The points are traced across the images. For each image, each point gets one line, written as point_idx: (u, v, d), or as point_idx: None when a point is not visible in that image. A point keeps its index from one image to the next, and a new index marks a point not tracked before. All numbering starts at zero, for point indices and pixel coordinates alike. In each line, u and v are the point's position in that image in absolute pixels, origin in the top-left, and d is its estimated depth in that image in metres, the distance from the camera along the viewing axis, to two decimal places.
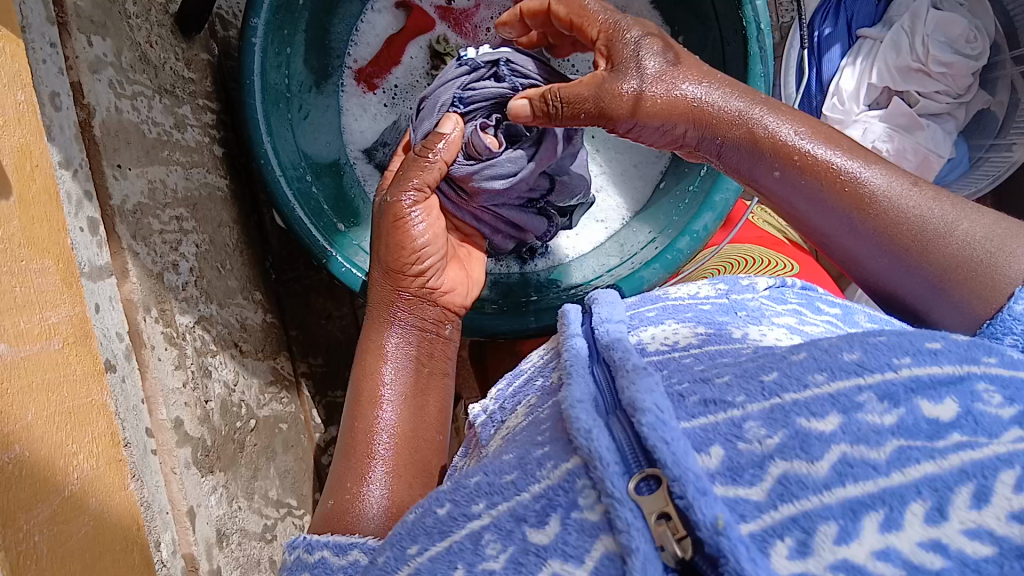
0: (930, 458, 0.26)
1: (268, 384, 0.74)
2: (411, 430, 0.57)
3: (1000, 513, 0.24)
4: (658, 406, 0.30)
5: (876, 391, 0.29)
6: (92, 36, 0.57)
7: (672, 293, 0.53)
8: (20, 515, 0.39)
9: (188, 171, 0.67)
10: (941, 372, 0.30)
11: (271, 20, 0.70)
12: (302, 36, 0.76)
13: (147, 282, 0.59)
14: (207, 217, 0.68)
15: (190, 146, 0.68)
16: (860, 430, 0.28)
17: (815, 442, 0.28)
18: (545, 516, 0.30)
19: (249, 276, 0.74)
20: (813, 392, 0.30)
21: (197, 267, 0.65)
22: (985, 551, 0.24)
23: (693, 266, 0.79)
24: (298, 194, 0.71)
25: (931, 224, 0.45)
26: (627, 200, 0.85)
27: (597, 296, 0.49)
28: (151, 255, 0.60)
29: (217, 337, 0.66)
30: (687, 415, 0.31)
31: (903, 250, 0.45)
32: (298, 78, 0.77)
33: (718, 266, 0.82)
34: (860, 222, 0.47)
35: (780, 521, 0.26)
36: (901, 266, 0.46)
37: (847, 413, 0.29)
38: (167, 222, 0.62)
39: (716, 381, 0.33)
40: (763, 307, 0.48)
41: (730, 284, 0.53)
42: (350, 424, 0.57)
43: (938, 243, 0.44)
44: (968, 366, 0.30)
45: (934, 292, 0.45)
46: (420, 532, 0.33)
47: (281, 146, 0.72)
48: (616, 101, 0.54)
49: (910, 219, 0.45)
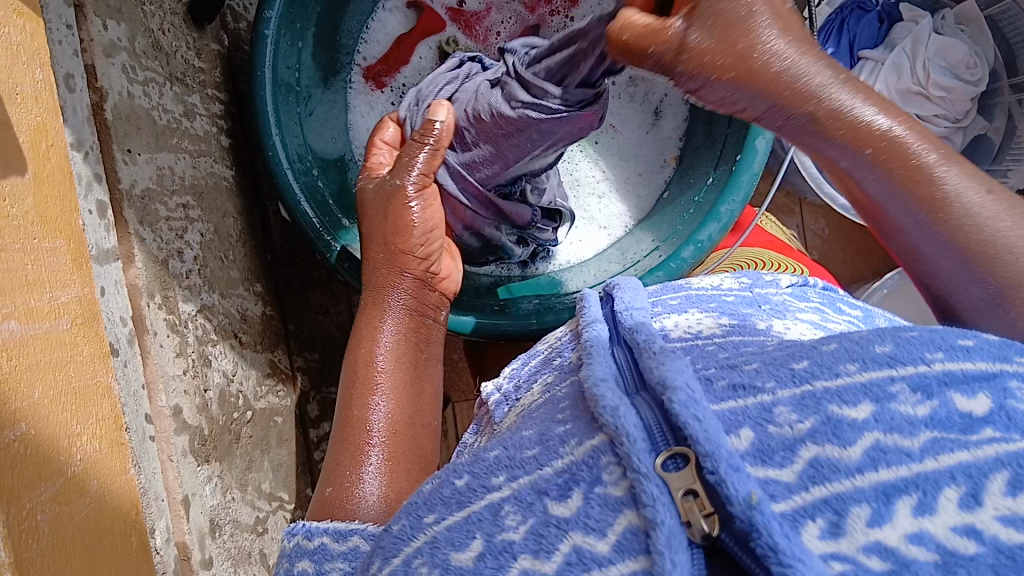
0: (965, 447, 0.28)
1: (266, 376, 0.73)
2: (409, 417, 0.57)
3: None
4: (688, 386, 0.32)
5: (907, 383, 0.31)
6: (108, 21, 0.58)
7: (694, 283, 0.58)
8: (25, 493, 0.39)
9: (196, 160, 0.66)
10: (974, 368, 0.31)
11: (284, 15, 0.70)
12: (314, 33, 0.77)
13: (152, 267, 0.59)
14: (212, 206, 0.68)
15: (199, 135, 0.68)
16: (892, 418, 0.29)
17: (847, 428, 0.29)
18: (567, 490, 0.30)
19: (250, 267, 0.74)
20: (843, 380, 0.31)
21: (201, 256, 0.65)
22: (1019, 539, 0.25)
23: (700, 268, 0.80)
24: (304, 188, 0.71)
25: (1000, 235, 0.40)
26: (630, 208, 0.85)
27: (619, 282, 0.53)
28: (158, 241, 0.60)
29: (218, 326, 0.66)
30: (715, 398, 0.32)
31: (969, 258, 0.40)
32: (308, 72, 0.77)
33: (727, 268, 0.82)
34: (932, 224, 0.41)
35: (811, 501, 0.27)
36: (968, 274, 0.41)
37: (880, 404, 0.30)
38: (174, 209, 0.62)
39: (745, 370, 0.34)
40: (787, 302, 0.53)
41: (752, 279, 0.58)
42: (345, 410, 0.56)
43: (1003, 257, 0.40)
44: (1000, 364, 0.32)
45: (995, 306, 0.40)
46: (437, 502, 0.34)
47: (289, 140, 0.72)
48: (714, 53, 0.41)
49: (975, 227, 0.40)
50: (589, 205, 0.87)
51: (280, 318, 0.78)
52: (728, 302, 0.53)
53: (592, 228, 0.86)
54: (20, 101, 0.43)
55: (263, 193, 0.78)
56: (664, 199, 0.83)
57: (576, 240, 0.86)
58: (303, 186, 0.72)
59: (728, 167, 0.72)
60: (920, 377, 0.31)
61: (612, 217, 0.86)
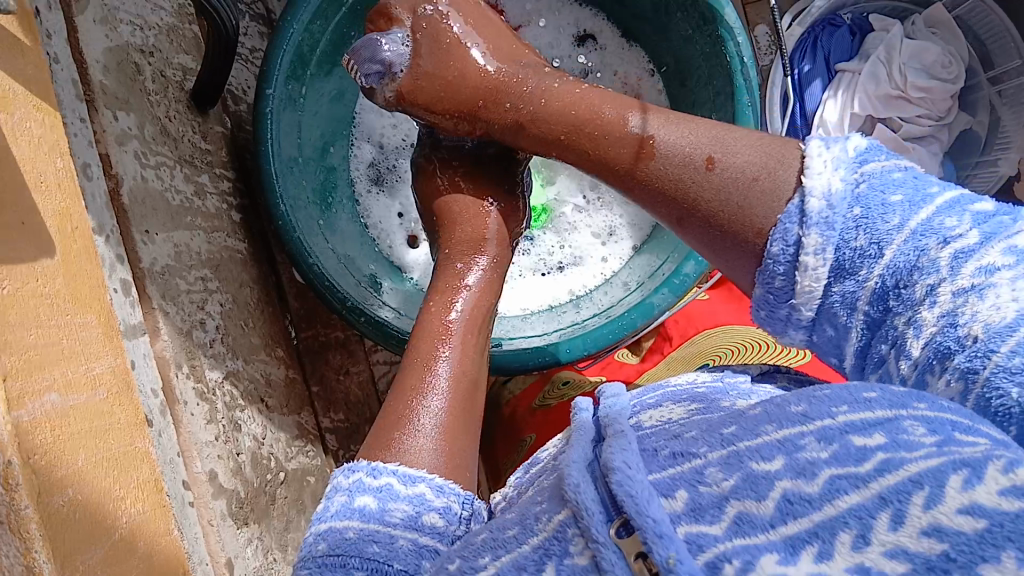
0: (856, 486, 0.33)
1: (295, 437, 0.75)
2: (460, 410, 0.54)
3: (992, 490, 0.30)
4: (626, 462, 0.39)
5: (816, 433, 0.37)
6: (118, 112, 0.61)
7: (675, 381, 0.66)
8: (77, 556, 0.42)
9: (211, 235, 0.70)
10: (874, 415, 0.37)
11: (284, 89, 0.74)
12: (309, 99, 0.79)
13: (178, 339, 0.61)
14: (229, 279, 0.71)
15: (211, 212, 0.71)
16: (828, 258, 0.44)
17: (762, 481, 0.36)
18: (541, 563, 0.38)
19: (270, 333, 0.76)
20: (762, 440, 0.38)
21: (222, 325, 0.67)
22: (978, 522, 0.29)
23: (699, 348, 0.87)
24: (319, 251, 0.74)
25: (693, 171, 0.51)
26: (632, 236, 0.84)
27: (606, 391, 0.63)
28: (181, 314, 0.62)
29: (243, 391, 0.68)
30: (659, 467, 0.40)
31: (721, 231, 0.50)
32: (308, 132, 0.79)
33: (731, 346, 0.83)
34: (679, 213, 0.52)
35: (731, 548, 0.33)
36: (717, 244, 0.51)
37: (893, 435, 0.36)
38: (193, 283, 0.65)
39: (685, 440, 0.42)
40: (759, 390, 0.61)
41: (725, 372, 0.64)
42: (384, 425, 0.53)
43: (704, 186, 0.51)
44: (949, 360, 0.38)
45: (714, 233, 0.50)
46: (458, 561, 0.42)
47: (297, 203, 0.75)
48: (606, 132, 0.57)
49: (688, 188, 0.51)
50: (596, 224, 0.86)
51: (301, 379, 0.81)
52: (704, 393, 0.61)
53: (635, 215, 0.85)
54: (44, 188, 0.46)
55: (275, 260, 0.81)
56: (645, 246, 0.82)
57: (571, 268, 0.85)
58: (317, 247, 0.75)
59: None
60: (845, 423, 0.37)
61: (633, 234, 0.85)
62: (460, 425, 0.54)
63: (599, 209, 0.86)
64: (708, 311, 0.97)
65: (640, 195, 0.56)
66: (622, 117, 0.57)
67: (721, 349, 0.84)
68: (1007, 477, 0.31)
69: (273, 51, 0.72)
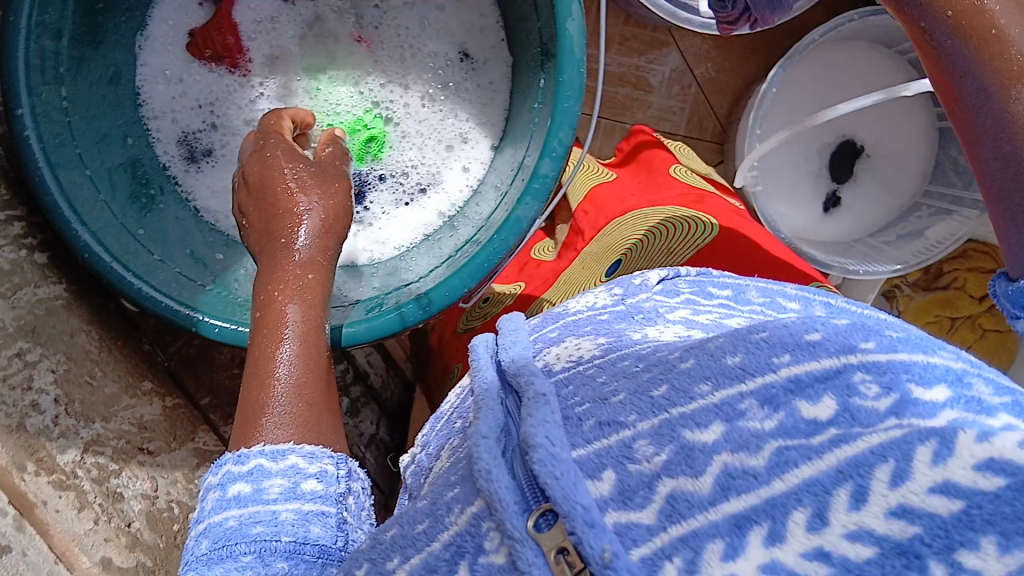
0: (807, 459, 0.29)
1: (195, 467, 0.70)
2: (309, 383, 0.51)
3: (966, 463, 0.26)
4: (548, 438, 0.33)
5: (757, 394, 0.33)
6: None
7: (573, 308, 0.62)
8: None
9: (13, 299, 0.58)
10: (819, 367, 0.33)
11: (37, 97, 0.59)
12: (77, 91, 0.64)
13: (10, 439, 0.54)
14: (54, 336, 0.61)
15: (7, 270, 0.59)
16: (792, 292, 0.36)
17: (698, 455, 0.31)
18: (454, 563, 0.33)
19: (129, 368, 0.68)
20: (698, 404, 0.34)
21: (63, 395, 0.59)
22: (949, 507, 0.26)
23: (604, 245, 0.83)
24: (147, 272, 0.63)
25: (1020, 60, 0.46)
26: (487, 135, 0.74)
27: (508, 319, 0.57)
28: (3, 409, 0.54)
29: (113, 454, 0.61)
30: (584, 440, 0.34)
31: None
32: (87, 132, 0.65)
33: (634, 240, 0.80)
34: (995, 97, 0.47)
35: (668, 542, 0.29)
36: (1005, 145, 0.48)
37: (843, 399, 0.32)
38: (8, 366, 0.56)
39: (612, 405, 0.36)
40: (660, 305, 0.57)
41: (626, 286, 0.62)
42: (243, 422, 0.49)
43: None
44: (844, 357, 0.33)
45: (1002, 130, 0.47)
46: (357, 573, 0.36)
47: (100, 223, 0.62)
48: (933, 10, 0.49)
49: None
50: (448, 138, 0.76)
51: (184, 399, 0.74)
52: (604, 319, 0.56)
53: (484, 113, 0.74)
54: None
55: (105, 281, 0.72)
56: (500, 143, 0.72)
57: (433, 191, 0.75)
58: (144, 268, 0.63)
59: (553, 62, 0.61)
60: (789, 379, 0.33)
61: (484, 131, 0.74)
62: (308, 402, 0.50)
63: (447, 118, 0.76)
64: (613, 193, 0.91)
65: (958, 62, 0.49)
66: (922, 24, 0.50)
67: (627, 246, 0.80)
68: (983, 443, 0.26)
69: (7, 58, 0.57)
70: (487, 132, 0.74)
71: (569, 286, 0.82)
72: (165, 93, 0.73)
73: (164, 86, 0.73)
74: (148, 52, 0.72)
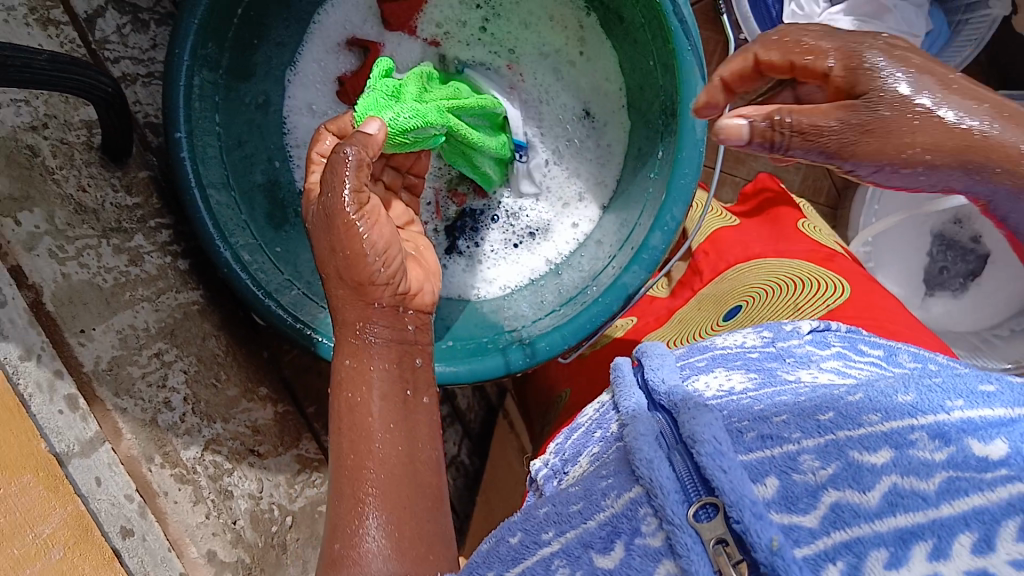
0: (970, 488, 0.31)
1: (297, 473, 0.74)
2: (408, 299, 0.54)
3: None
4: (714, 437, 0.35)
5: (927, 430, 0.33)
6: (17, 214, 0.56)
7: (720, 341, 0.54)
8: None
9: (156, 301, 0.65)
10: (987, 416, 0.34)
11: (195, 125, 0.65)
12: (228, 113, 0.71)
13: (142, 431, 0.60)
14: (189, 339, 0.67)
15: (152, 275, 0.66)
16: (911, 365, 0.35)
17: (866, 473, 0.32)
18: (609, 541, 0.35)
19: (248, 375, 0.73)
20: (865, 430, 0.34)
21: (191, 394, 0.65)
22: None
23: (726, 294, 0.82)
24: (275, 289, 0.68)
25: None
26: (601, 194, 0.79)
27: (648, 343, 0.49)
28: (139, 404, 0.61)
29: (228, 453, 0.66)
30: (745, 450, 0.35)
31: None
32: (234, 156, 0.71)
33: (752, 294, 0.78)
34: None
35: (831, 545, 0.31)
36: None
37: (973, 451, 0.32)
38: (148, 364, 0.62)
39: (772, 423, 0.36)
40: (810, 352, 0.49)
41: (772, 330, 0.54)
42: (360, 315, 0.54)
43: None
44: (989, 413, 0.34)
45: None
46: (495, 559, 0.39)
47: (239, 238, 0.68)
48: None
49: None
50: (566, 195, 0.81)
51: (294, 407, 0.79)
52: (755, 357, 0.49)
53: (600, 172, 0.79)
54: None
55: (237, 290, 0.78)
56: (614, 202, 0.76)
57: (545, 237, 0.81)
58: (273, 285, 0.69)
59: (675, 132, 0.65)
60: (956, 423, 0.33)
61: (599, 192, 0.79)
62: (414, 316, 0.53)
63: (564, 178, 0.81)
64: (736, 237, 0.91)
65: None
66: None
67: (749, 294, 0.78)
68: None
69: (170, 91, 0.63)
70: (603, 191, 0.78)
71: (685, 326, 0.81)
72: (307, 124, 0.79)
73: (307, 117, 0.79)
74: (299, 84, 0.78)
